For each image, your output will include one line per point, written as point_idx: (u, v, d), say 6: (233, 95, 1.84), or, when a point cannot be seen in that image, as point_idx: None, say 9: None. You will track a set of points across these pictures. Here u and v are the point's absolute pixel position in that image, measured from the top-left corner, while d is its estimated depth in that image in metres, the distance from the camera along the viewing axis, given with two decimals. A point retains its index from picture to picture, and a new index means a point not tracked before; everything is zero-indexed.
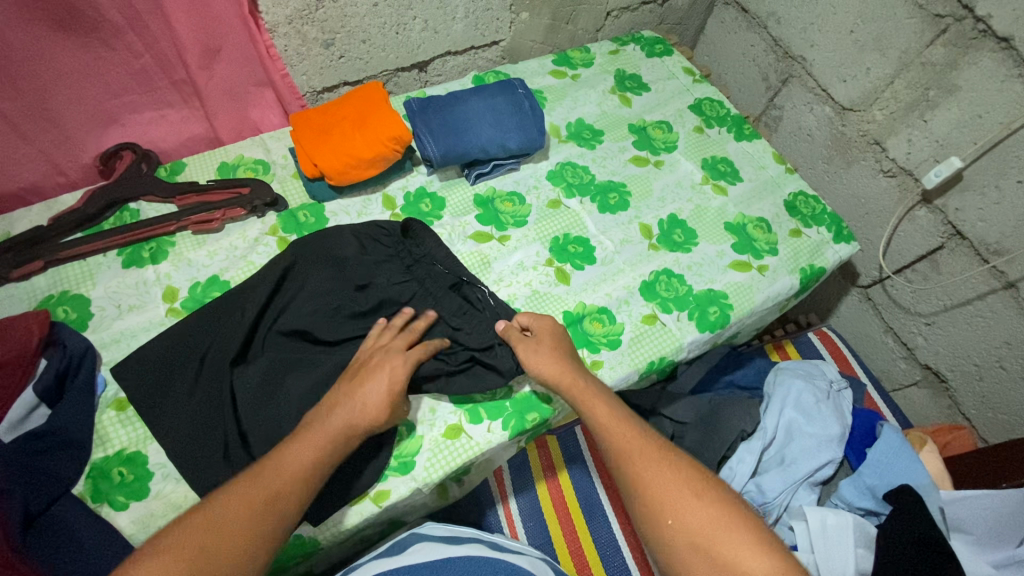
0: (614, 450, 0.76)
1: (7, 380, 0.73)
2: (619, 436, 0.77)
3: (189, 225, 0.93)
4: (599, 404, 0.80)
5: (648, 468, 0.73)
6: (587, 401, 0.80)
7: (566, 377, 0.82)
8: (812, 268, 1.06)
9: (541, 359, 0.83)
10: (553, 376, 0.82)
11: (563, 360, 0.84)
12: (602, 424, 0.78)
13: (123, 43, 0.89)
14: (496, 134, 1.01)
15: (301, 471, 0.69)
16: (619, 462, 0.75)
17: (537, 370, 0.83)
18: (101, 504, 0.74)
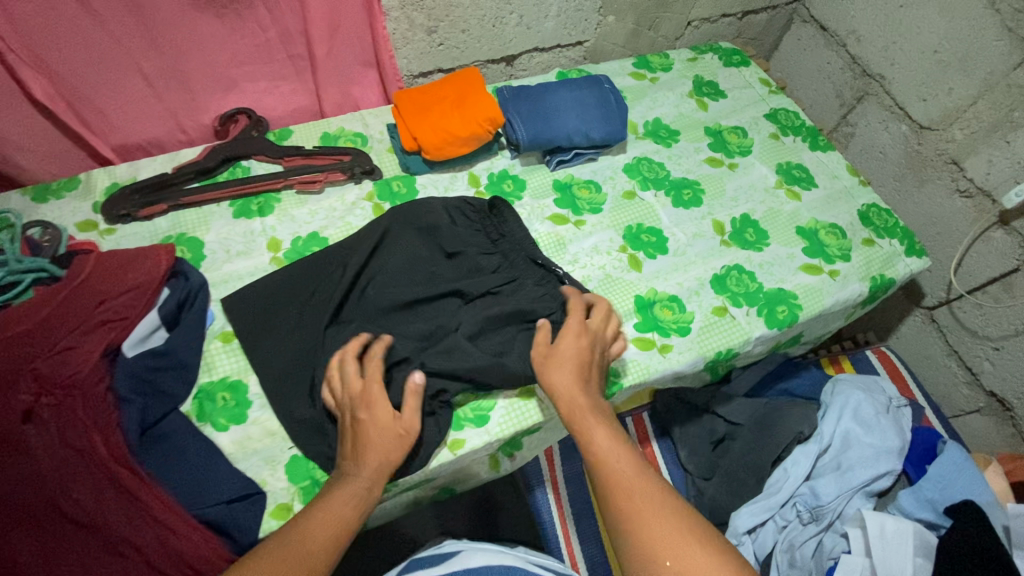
0: (612, 481, 0.71)
1: (136, 301, 0.82)
2: (619, 467, 0.72)
3: (294, 184, 1.01)
4: (601, 429, 0.75)
5: (646, 504, 0.68)
6: (589, 424, 0.75)
7: (568, 395, 0.78)
8: (882, 278, 1.07)
9: (554, 371, 0.79)
10: (563, 392, 0.78)
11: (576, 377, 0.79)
12: (603, 451, 0.74)
13: (254, 17, 0.98)
14: (581, 124, 1.06)
15: (334, 512, 0.69)
16: (614, 495, 0.70)
17: (548, 383, 0.79)
18: (204, 423, 0.82)
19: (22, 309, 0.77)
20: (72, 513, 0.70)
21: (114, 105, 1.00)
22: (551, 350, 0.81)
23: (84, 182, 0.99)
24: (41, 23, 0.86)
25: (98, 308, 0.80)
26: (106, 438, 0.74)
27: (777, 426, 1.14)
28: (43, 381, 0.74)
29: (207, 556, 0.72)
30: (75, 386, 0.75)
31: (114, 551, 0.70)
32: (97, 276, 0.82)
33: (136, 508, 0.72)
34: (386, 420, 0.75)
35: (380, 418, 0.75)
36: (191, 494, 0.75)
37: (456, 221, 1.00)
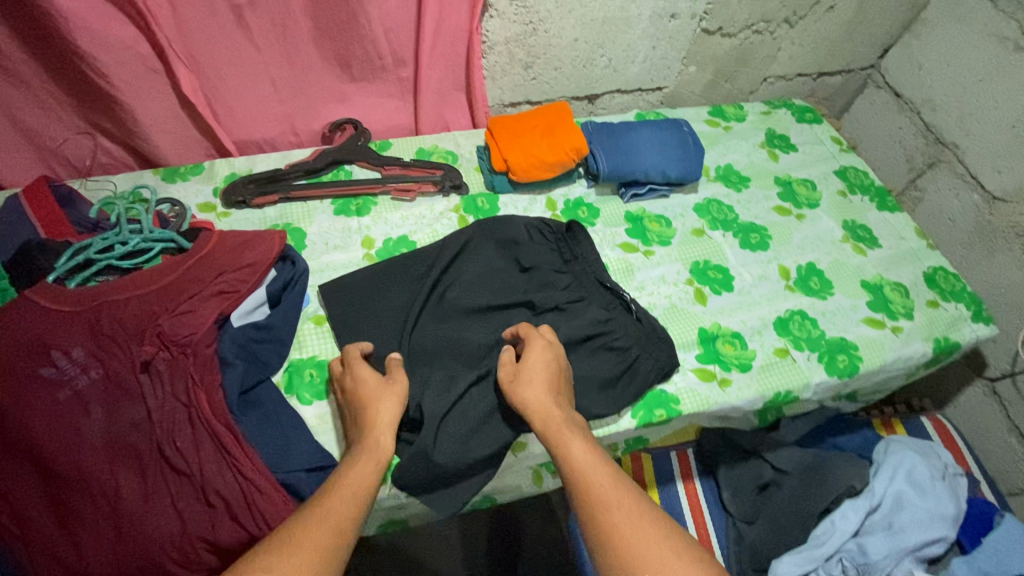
0: (586, 493, 0.67)
1: (248, 278, 0.90)
2: (594, 478, 0.68)
3: (392, 190, 1.11)
4: (574, 441, 0.73)
5: (628, 520, 0.64)
6: (563, 440, 0.73)
7: (544, 410, 0.77)
8: (947, 340, 1.08)
9: (525, 385, 0.80)
10: (534, 405, 0.78)
11: (546, 391, 0.80)
12: (577, 463, 0.70)
13: (377, 38, 1.10)
14: (659, 162, 1.12)
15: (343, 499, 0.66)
16: (588, 507, 0.66)
17: (519, 398, 0.80)
18: (291, 395, 0.89)
19: (154, 272, 0.87)
20: (173, 460, 0.77)
21: (243, 105, 1.12)
22: (520, 368, 0.82)
23: (207, 169, 1.11)
24: (201, 29, 0.99)
25: (216, 279, 0.89)
26: (210, 396, 0.82)
27: (828, 478, 1.13)
28: (164, 337, 0.83)
29: (282, 516, 0.77)
30: (190, 345, 0.84)
31: (203, 500, 0.77)
32: (217, 252, 0.91)
33: (227, 464, 0.78)
34: (380, 386, 0.80)
35: (371, 384, 0.80)
36: (277, 458, 0.81)
37: (535, 237, 1.06)
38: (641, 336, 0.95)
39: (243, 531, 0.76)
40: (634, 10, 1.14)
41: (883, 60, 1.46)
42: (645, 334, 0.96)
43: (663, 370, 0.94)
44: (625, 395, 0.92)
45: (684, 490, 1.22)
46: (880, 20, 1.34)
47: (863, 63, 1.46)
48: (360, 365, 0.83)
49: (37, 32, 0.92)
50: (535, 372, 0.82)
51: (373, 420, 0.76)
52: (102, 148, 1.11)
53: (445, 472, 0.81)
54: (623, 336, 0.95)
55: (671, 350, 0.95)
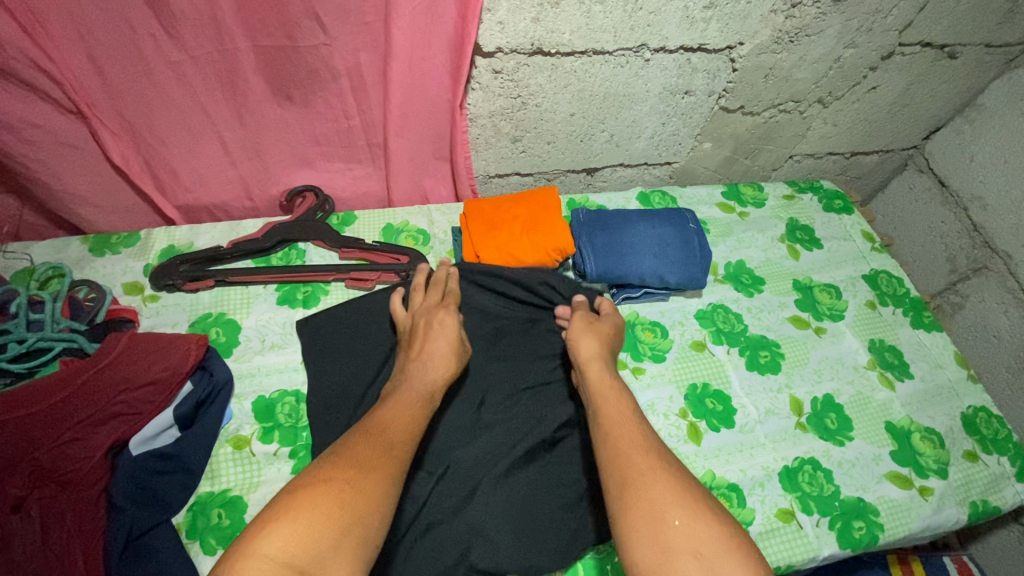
0: (619, 450, 0.67)
1: (154, 396, 0.77)
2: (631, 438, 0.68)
3: (346, 278, 0.96)
4: (618, 404, 0.73)
5: (656, 466, 0.64)
6: (609, 396, 0.75)
7: (597, 366, 0.79)
8: (985, 505, 0.91)
9: (583, 338, 0.82)
10: (586, 360, 0.80)
11: (602, 351, 0.81)
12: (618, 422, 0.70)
13: (342, 104, 0.95)
14: (658, 265, 0.97)
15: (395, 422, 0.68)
16: (619, 468, 0.64)
17: (576, 351, 0.81)
18: (192, 542, 0.74)
19: (40, 387, 0.74)
20: None
21: (187, 168, 0.99)
22: (581, 324, 0.84)
23: (143, 240, 0.99)
24: (132, 92, 0.85)
25: (114, 397, 0.75)
26: (87, 549, 0.69)
27: None
28: (41, 472, 0.70)
29: None
30: (71, 481, 0.71)
31: None
32: (121, 360, 0.78)
33: None
34: (454, 339, 0.80)
35: (445, 323, 0.81)
36: None
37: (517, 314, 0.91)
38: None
39: None
40: (642, 85, 0.98)
41: (929, 141, 1.27)
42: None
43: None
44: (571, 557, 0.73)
45: None
46: (929, 102, 1.17)
47: (905, 144, 1.28)
48: (446, 308, 0.83)
49: None
50: (595, 335, 0.83)
51: (433, 353, 0.77)
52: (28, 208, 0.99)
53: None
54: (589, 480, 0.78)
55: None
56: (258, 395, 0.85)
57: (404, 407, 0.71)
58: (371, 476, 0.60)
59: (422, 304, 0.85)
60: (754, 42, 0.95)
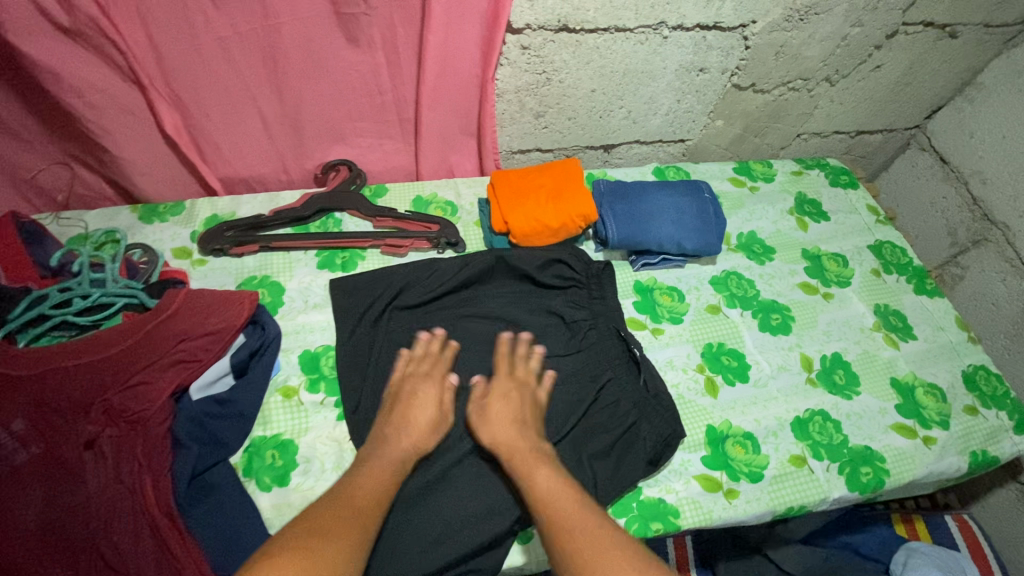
0: (552, 514, 0.69)
1: (211, 345, 0.83)
2: (559, 500, 0.70)
3: (382, 245, 1.02)
4: (541, 470, 0.75)
5: (584, 534, 0.65)
6: (530, 467, 0.75)
7: (513, 441, 0.79)
8: (984, 454, 0.96)
9: (501, 401, 0.83)
10: (496, 421, 0.81)
11: (512, 422, 0.81)
12: (543, 490, 0.72)
13: (376, 79, 1.01)
14: (676, 232, 1.02)
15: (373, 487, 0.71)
16: (559, 533, 0.67)
17: (493, 420, 0.82)
18: (248, 479, 0.81)
19: (108, 336, 0.80)
20: (108, 556, 0.70)
21: (229, 142, 1.04)
22: (495, 395, 0.84)
23: (188, 209, 1.04)
24: (184, 65, 0.91)
25: (175, 347, 0.81)
26: (155, 482, 0.74)
27: None
28: (112, 413, 0.76)
29: None
30: (139, 422, 0.77)
31: None
32: (180, 314, 0.83)
33: (166, 565, 0.70)
34: (437, 413, 0.83)
35: (435, 393, 0.84)
36: (225, 558, 0.73)
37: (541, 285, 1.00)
38: (637, 399, 0.90)
39: None
40: (659, 62, 1.04)
41: (931, 120, 1.33)
42: (641, 396, 0.91)
43: (666, 442, 0.86)
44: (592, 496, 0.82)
45: None
46: (931, 81, 1.22)
47: (908, 123, 1.34)
48: (432, 373, 0.86)
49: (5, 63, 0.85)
50: (517, 405, 0.83)
51: (415, 424, 0.80)
52: (80, 179, 1.05)
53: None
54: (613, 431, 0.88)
55: (673, 413, 0.89)
56: (304, 350, 0.92)
57: (370, 474, 0.73)
58: (342, 538, 0.61)
59: (415, 353, 0.88)
60: (766, 20, 1.01)
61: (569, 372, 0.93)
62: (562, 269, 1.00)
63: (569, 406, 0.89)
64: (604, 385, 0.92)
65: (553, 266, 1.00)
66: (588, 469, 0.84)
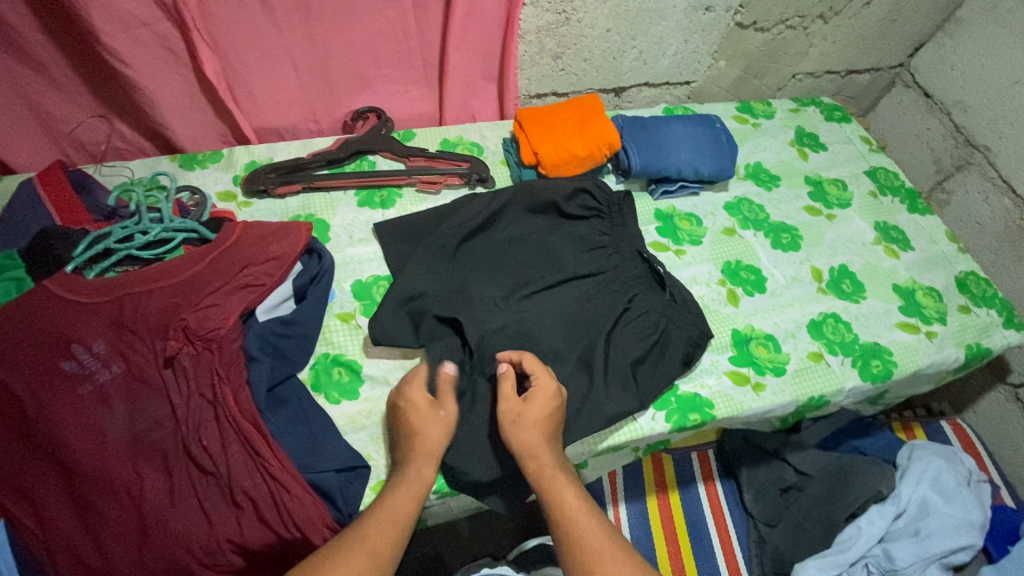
0: (578, 546, 0.71)
1: (272, 271, 0.87)
2: (587, 534, 0.72)
3: (417, 182, 1.08)
4: (573, 496, 0.76)
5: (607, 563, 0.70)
6: (557, 488, 0.75)
7: (538, 457, 0.77)
8: (979, 346, 1.06)
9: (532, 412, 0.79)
10: (533, 436, 0.78)
11: (546, 432, 0.79)
12: (570, 518, 0.74)
13: (405, 24, 1.05)
14: (693, 158, 1.09)
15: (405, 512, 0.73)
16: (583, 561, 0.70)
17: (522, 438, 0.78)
18: (318, 393, 0.86)
19: (177, 265, 0.84)
20: (199, 459, 0.75)
21: (263, 90, 1.08)
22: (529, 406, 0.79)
23: (226, 156, 1.08)
24: (223, 9, 0.94)
25: (242, 272, 0.85)
26: (235, 392, 0.79)
27: (855, 482, 1.11)
28: (188, 331, 0.79)
29: (311, 518, 0.75)
30: (215, 339, 0.80)
31: (229, 500, 0.75)
32: (242, 243, 0.88)
33: (254, 464, 0.76)
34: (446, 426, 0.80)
35: (419, 405, 0.80)
36: (306, 458, 0.79)
37: (568, 215, 1.05)
38: (668, 310, 0.95)
39: (271, 533, 0.74)
40: (669, 1, 1.11)
41: (914, 58, 1.43)
42: (669, 306, 0.95)
43: (697, 341, 0.92)
44: (635, 393, 0.88)
45: (705, 492, 1.22)
46: (914, 18, 1.31)
47: (892, 62, 1.44)
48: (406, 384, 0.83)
49: (53, 9, 0.87)
50: (537, 413, 0.79)
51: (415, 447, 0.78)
52: (117, 132, 1.07)
53: (482, 485, 0.83)
54: (646, 340, 0.93)
55: (699, 317, 0.94)
56: (356, 279, 0.97)
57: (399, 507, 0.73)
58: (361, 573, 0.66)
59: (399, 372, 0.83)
60: None
61: (606, 285, 0.98)
62: (586, 199, 1.05)
63: (607, 316, 0.94)
64: (635, 299, 0.97)
65: (578, 195, 1.05)
66: (629, 370, 0.90)
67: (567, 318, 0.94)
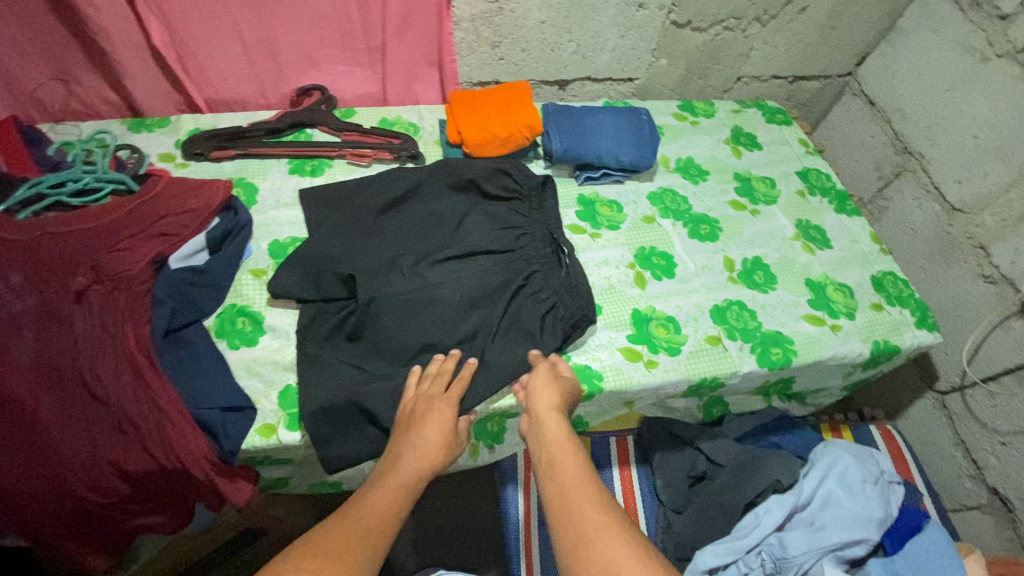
0: (576, 514, 0.70)
1: (188, 223, 0.95)
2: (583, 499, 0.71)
3: (347, 154, 1.14)
4: (569, 456, 0.78)
5: (605, 533, 0.67)
6: (562, 461, 0.77)
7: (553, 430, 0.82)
8: (886, 343, 1.07)
9: (540, 392, 0.87)
10: (545, 411, 0.84)
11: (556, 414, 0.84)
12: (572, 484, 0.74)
13: (346, 8, 1.11)
14: (613, 146, 1.14)
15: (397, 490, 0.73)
16: (578, 532, 0.68)
17: (539, 422, 0.84)
18: (220, 340, 0.92)
19: (99, 211, 0.92)
20: (93, 388, 0.80)
21: (212, 64, 1.15)
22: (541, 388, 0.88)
23: (173, 123, 1.16)
24: None
25: (158, 221, 0.93)
26: (136, 330, 0.84)
27: (759, 471, 1.12)
28: (99, 271, 0.86)
29: (192, 451, 0.80)
30: (123, 281, 0.87)
31: (116, 428, 0.80)
32: (162, 197, 0.96)
33: (144, 397, 0.81)
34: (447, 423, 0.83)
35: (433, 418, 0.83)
36: (193, 395, 0.84)
37: (488, 195, 1.07)
38: (561, 288, 0.98)
39: (151, 460, 0.79)
40: None
41: (861, 68, 1.46)
42: (563, 285, 0.99)
43: (576, 323, 0.97)
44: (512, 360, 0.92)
45: (619, 477, 1.23)
46: (855, 25, 1.34)
47: (840, 70, 1.46)
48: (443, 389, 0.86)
49: None
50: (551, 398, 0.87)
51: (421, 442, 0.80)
52: (75, 95, 1.14)
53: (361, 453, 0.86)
54: (529, 312, 0.96)
55: (587, 301, 0.97)
56: (273, 239, 1.03)
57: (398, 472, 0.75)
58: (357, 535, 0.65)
59: (423, 376, 0.88)
60: None
61: (510, 257, 1.01)
62: (508, 184, 1.07)
63: (504, 289, 0.97)
64: (532, 276, 1.00)
65: (498, 177, 1.07)
66: (516, 339, 0.94)
67: (467, 289, 0.96)
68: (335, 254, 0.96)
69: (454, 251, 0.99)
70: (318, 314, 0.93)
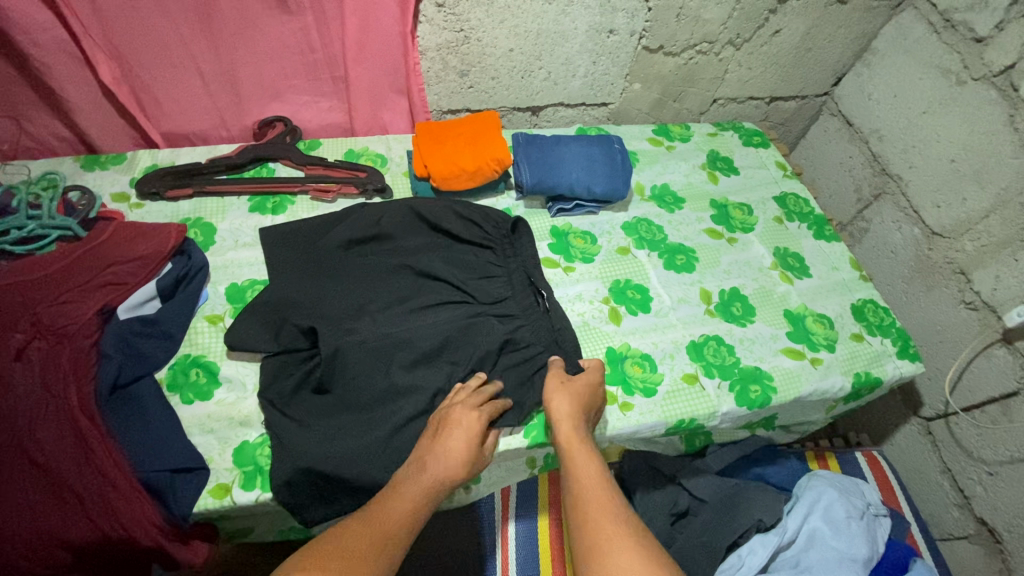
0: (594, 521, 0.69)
1: (139, 271, 0.91)
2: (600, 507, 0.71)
3: (310, 189, 1.10)
4: (588, 463, 0.77)
5: (620, 543, 0.66)
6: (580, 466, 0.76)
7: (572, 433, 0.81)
8: (867, 376, 1.04)
9: (562, 394, 0.85)
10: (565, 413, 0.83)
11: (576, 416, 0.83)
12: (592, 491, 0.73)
13: (307, 39, 1.07)
14: (585, 177, 1.11)
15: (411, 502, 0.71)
16: (595, 540, 0.67)
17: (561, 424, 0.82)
18: (172, 394, 0.88)
19: (43, 262, 0.88)
20: (32, 453, 0.74)
21: (170, 98, 1.11)
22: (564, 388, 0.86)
23: (129, 160, 1.12)
24: (120, 15, 0.97)
25: (105, 271, 0.89)
26: (80, 388, 0.80)
27: (741, 509, 1.08)
28: (40, 325, 0.82)
29: (139, 518, 0.75)
30: (67, 335, 0.83)
31: (55, 496, 0.73)
32: (110, 244, 0.92)
33: (87, 460, 0.76)
34: (474, 434, 0.79)
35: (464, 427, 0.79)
36: (140, 456, 0.79)
37: (457, 236, 1.03)
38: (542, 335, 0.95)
39: (94, 530, 0.73)
40: (569, 23, 1.13)
41: (837, 87, 1.44)
42: (546, 330, 0.96)
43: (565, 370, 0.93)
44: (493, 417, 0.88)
45: None
46: (830, 47, 1.33)
47: (817, 90, 1.45)
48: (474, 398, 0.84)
49: None
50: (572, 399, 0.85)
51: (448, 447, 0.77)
52: (27, 133, 1.09)
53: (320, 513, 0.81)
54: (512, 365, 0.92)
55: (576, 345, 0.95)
56: (231, 283, 0.99)
57: (415, 484, 0.73)
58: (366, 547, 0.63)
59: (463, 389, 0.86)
60: None
61: (483, 302, 0.98)
62: (475, 228, 1.04)
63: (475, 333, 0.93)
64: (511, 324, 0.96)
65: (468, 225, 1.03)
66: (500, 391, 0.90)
67: (434, 333, 0.92)
68: (294, 299, 0.92)
69: (420, 300, 0.95)
70: (278, 366, 0.89)
